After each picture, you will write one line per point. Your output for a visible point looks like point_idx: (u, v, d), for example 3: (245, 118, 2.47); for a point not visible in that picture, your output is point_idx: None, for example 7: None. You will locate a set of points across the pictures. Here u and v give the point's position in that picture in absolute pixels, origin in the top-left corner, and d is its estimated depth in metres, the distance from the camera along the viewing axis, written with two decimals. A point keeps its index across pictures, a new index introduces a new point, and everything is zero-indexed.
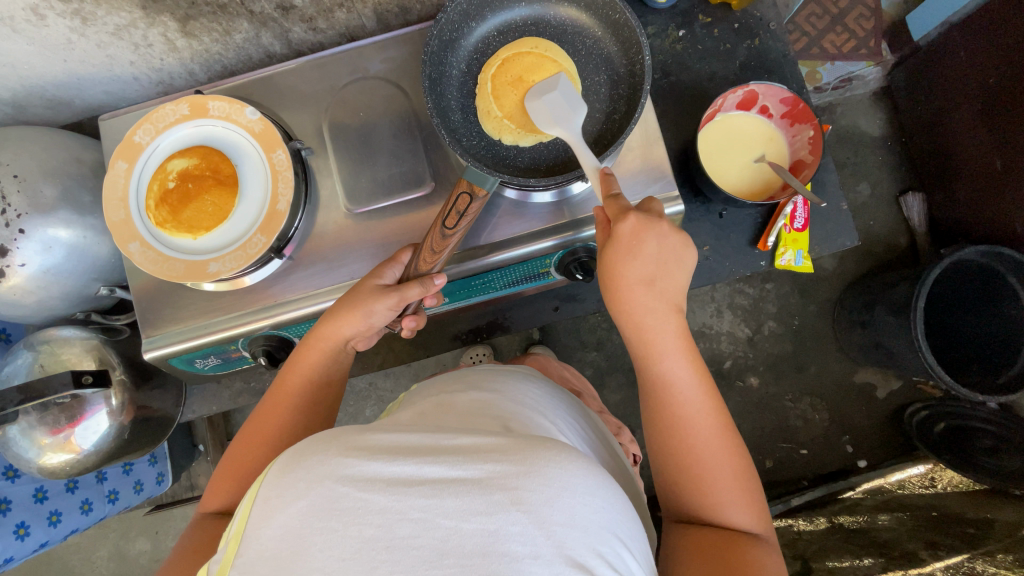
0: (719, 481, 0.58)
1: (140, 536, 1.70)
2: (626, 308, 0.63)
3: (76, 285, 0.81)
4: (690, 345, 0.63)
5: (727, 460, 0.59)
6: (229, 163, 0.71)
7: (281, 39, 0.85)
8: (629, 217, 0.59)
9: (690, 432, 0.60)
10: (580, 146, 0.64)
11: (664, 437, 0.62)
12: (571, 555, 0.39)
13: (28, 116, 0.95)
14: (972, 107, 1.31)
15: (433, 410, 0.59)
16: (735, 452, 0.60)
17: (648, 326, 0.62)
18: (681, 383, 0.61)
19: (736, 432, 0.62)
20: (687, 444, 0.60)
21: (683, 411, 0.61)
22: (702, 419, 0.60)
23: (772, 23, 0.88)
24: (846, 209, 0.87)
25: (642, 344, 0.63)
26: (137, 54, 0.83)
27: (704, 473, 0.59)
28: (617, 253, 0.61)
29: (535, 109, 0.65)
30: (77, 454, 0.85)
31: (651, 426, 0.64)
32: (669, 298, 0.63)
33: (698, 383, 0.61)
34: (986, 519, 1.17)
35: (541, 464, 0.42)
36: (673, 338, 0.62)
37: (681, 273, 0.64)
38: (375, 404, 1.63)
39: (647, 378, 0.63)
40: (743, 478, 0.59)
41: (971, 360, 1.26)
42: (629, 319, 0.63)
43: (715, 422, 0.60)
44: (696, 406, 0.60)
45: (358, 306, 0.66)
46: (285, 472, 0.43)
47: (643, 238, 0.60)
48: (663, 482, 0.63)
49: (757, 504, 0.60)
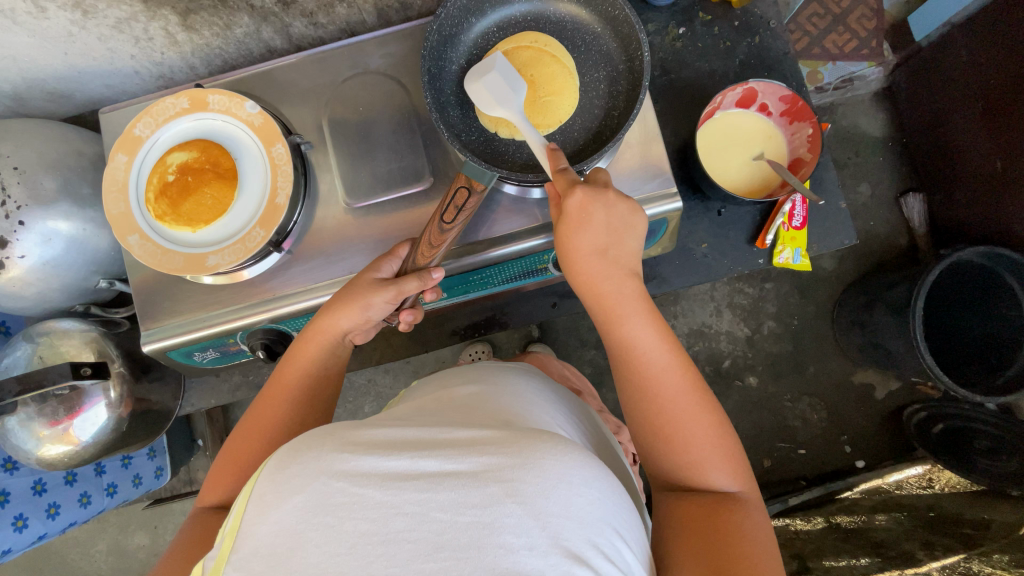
0: (693, 438, 0.58)
1: (139, 530, 1.71)
2: (586, 280, 0.63)
3: (75, 277, 0.81)
4: (650, 308, 0.63)
5: (700, 417, 0.59)
6: (228, 157, 0.71)
7: (282, 33, 0.85)
8: (575, 191, 0.59)
9: (658, 394, 0.60)
10: (524, 125, 0.62)
11: (635, 405, 0.62)
12: (567, 546, 0.39)
13: (29, 109, 0.95)
14: (973, 107, 1.30)
15: (431, 403, 0.59)
16: (708, 407, 0.60)
17: (609, 295, 0.62)
18: (644, 347, 0.61)
19: (706, 386, 0.61)
20: (656, 406, 0.60)
21: (649, 374, 0.61)
22: (668, 379, 0.60)
23: (772, 22, 0.89)
24: (845, 207, 0.87)
25: (604, 314, 0.63)
26: (138, 48, 0.83)
27: (676, 434, 0.59)
28: (567, 227, 0.62)
29: (477, 91, 0.62)
30: (76, 446, 0.85)
31: (622, 394, 0.64)
32: (624, 265, 0.63)
33: (665, 348, 0.61)
34: (984, 519, 1.17)
35: (537, 456, 0.43)
36: (633, 303, 0.62)
37: (634, 236, 0.64)
38: (374, 401, 1.64)
39: (614, 348, 0.64)
40: (719, 433, 0.59)
41: (969, 359, 1.26)
42: (590, 291, 0.63)
43: (683, 380, 0.60)
44: (662, 367, 0.61)
45: (356, 299, 0.66)
46: (280, 469, 0.43)
47: (590, 210, 0.60)
48: (644, 451, 0.63)
49: (738, 461, 0.60)
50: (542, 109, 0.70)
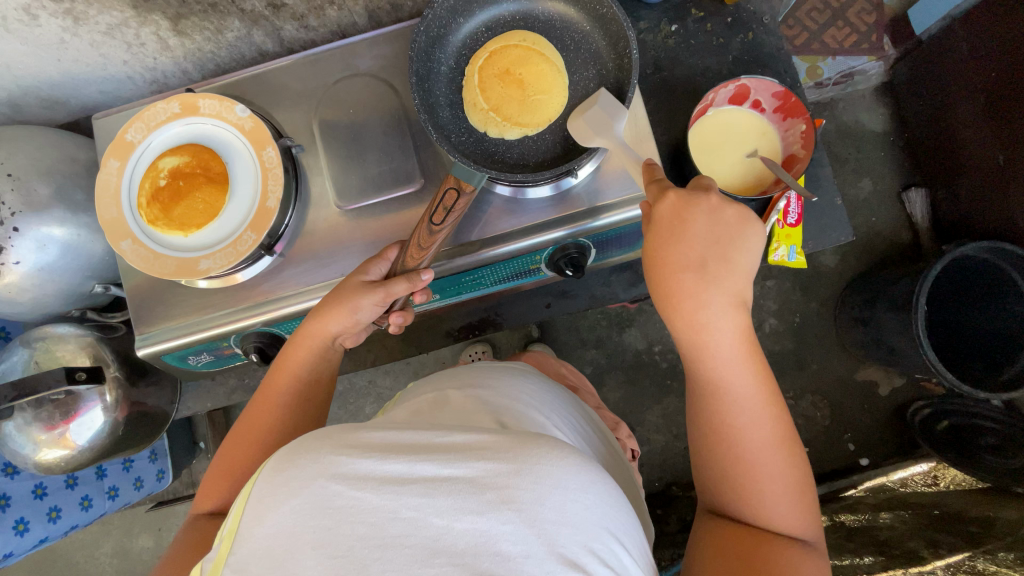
0: (770, 489, 0.57)
1: (143, 533, 1.72)
2: (679, 306, 0.58)
3: (71, 282, 0.81)
4: (746, 338, 0.58)
5: (781, 468, 0.57)
6: (219, 161, 0.72)
7: (273, 36, 0.85)
8: (668, 195, 0.58)
9: (742, 437, 0.58)
10: (623, 148, 0.64)
11: (711, 441, 0.60)
12: (562, 552, 0.38)
13: (25, 116, 0.95)
14: (975, 101, 1.29)
15: (429, 407, 0.59)
16: (791, 458, 0.58)
17: (706, 327, 0.57)
18: (738, 387, 0.58)
19: (793, 436, 0.59)
20: (736, 449, 0.58)
21: (737, 414, 0.58)
22: (756, 424, 0.58)
23: (765, 18, 0.88)
24: (841, 204, 0.86)
25: (693, 341, 0.59)
26: (130, 53, 0.83)
27: (751, 480, 0.57)
28: (656, 237, 0.59)
29: (575, 125, 0.66)
30: (72, 450, 0.85)
31: (699, 424, 0.62)
32: (729, 291, 0.57)
33: (754, 381, 0.58)
34: (989, 517, 1.15)
35: (533, 462, 0.43)
36: (735, 337, 0.58)
37: (743, 257, 0.58)
38: (375, 402, 1.64)
39: (700, 379, 0.60)
40: (796, 485, 0.58)
41: (973, 356, 1.24)
42: (682, 317, 0.58)
43: (771, 429, 0.58)
44: (752, 410, 0.58)
45: (344, 302, 0.66)
46: (278, 471, 0.43)
47: (688, 217, 0.58)
48: (704, 475, 0.62)
49: (808, 500, 0.58)
50: (532, 107, 0.70)
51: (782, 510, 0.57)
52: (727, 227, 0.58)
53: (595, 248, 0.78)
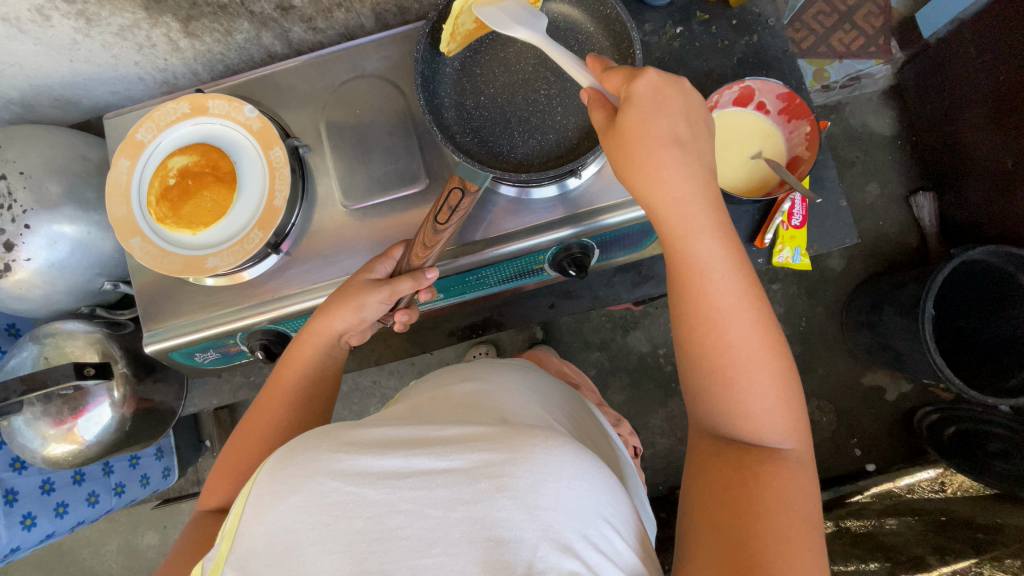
0: (756, 387, 0.50)
1: (148, 530, 1.73)
2: (651, 178, 0.53)
3: (81, 279, 0.83)
4: (726, 230, 0.52)
5: (767, 363, 0.51)
6: (227, 160, 0.73)
7: (282, 38, 0.86)
8: (646, 71, 0.52)
9: (727, 328, 0.51)
10: (546, 42, 0.62)
11: (692, 340, 0.52)
12: (557, 537, 0.39)
13: (38, 115, 0.97)
14: (984, 103, 1.28)
15: (428, 402, 0.59)
16: (779, 355, 0.52)
17: (683, 203, 0.52)
18: (720, 269, 0.51)
19: (779, 330, 0.53)
20: (723, 342, 0.51)
21: (720, 301, 0.51)
22: (740, 314, 0.51)
23: (771, 20, 0.88)
24: (846, 206, 0.86)
25: (672, 228, 0.52)
26: (141, 54, 0.85)
27: (737, 377, 0.50)
28: (634, 114, 0.52)
29: (493, 15, 0.65)
30: (80, 445, 0.86)
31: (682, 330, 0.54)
32: (699, 164, 0.53)
33: (740, 277, 0.51)
34: (996, 523, 1.14)
35: (527, 450, 0.43)
36: (708, 213, 0.52)
37: (706, 141, 0.55)
38: (379, 402, 1.64)
39: (675, 265, 0.53)
40: (784, 382, 0.51)
41: (981, 361, 1.23)
42: (655, 191, 0.53)
43: (758, 319, 0.51)
44: (735, 297, 0.51)
45: (350, 300, 0.66)
46: (277, 469, 0.43)
47: (663, 94, 0.52)
48: (690, 392, 0.55)
49: (796, 416, 0.52)
50: None
51: (766, 411, 0.51)
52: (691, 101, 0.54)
53: (599, 248, 0.78)
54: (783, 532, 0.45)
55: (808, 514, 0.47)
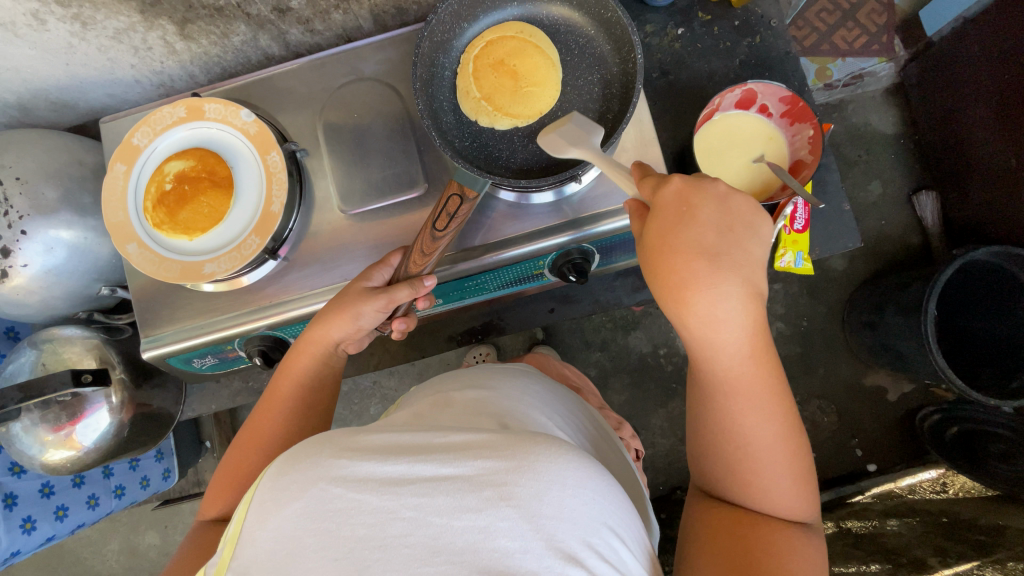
0: (774, 488, 0.55)
1: (149, 530, 1.73)
2: (689, 300, 0.52)
3: (78, 284, 0.82)
4: (757, 333, 0.54)
5: (785, 462, 0.55)
6: (224, 165, 0.72)
7: (279, 41, 0.85)
8: (675, 183, 0.53)
9: (749, 436, 0.55)
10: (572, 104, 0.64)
11: (715, 438, 0.57)
12: (560, 547, 0.38)
13: (35, 119, 0.96)
14: (988, 103, 1.27)
15: (430, 409, 0.59)
16: (796, 453, 0.56)
17: (713, 317, 0.53)
18: (749, 387, 0.54)
19: (797, 424, 0.57)
20: (744, 450, 0.55)
21: (741, 402, 0.55)
22: (760, 411, 0.55)
23: (773, 21, 0.87)
24: (848, 209, 0.85)
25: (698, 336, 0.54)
26: (137, 57, 0.84)
27: (756, 476, 0.55)
28: (672, 232, 0.53)
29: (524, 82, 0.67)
30: (78, 451, 0.86)
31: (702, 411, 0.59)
32: (745, 284, 0.52)
33: (763, 374, 0.54)
34: (998, 525, 1.14)
35: (530, 459, 0.42)
36: (746, 333, 0.53)
37: (756, 245, 0.53)
38: (379, 403, 1.64)
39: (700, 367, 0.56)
40: (800, 479, 0.56)
41: (983, 363, 1.22)
42: (695, 315, 0.52)
43: (779, 426, 0.55)
44: (760, 409, 0.55)
45: (347, 309, 0.66)
46: (279, 476, 0.43)
47: (692, 206, 0.53)
48: (706, 460, 0.60)
49: (807, 483, 0.57)
50: (523, 99, 0.70)
51: (783, 504, 0.55)
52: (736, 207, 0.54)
53: (600, 253, 0.78)
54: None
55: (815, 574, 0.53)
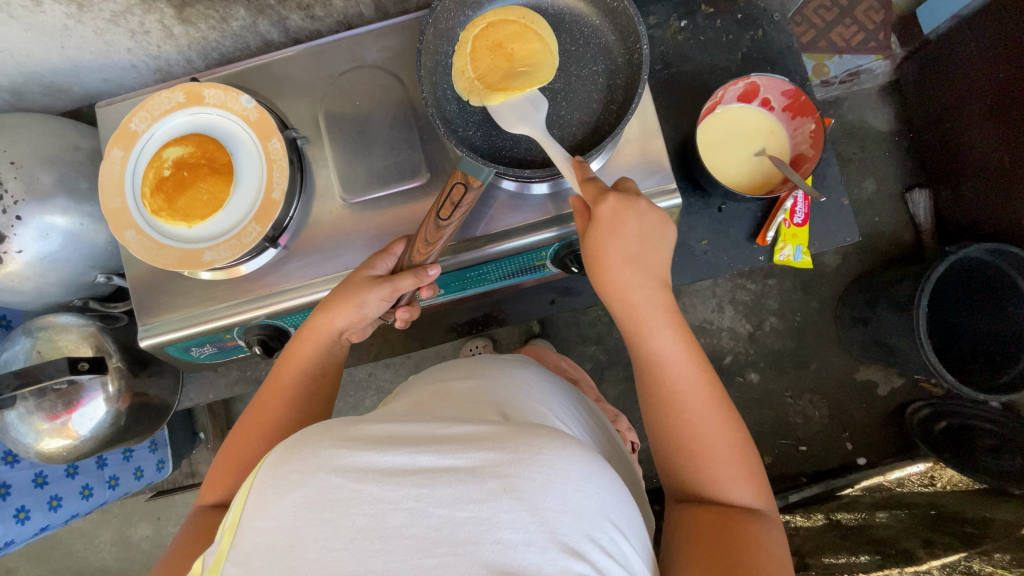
0: (716, 456, 0.57)
1: (142, 522, 1.72)
2: (615, 287, 0.61)
3: (73, 271, 0.81)
4: (677, 320, 0.61)
5: (724, 432, 0.58)
6: (224, 152, 0.71)
7: (279, 26, 0.84)
8: (607, 198, 0.58)
9: (684, 413, 0.59)
10: (546, 139, 0.65)
11: (653, 419, 0.61)
12: (564, 540, 0.38)
13: (27, 103, 0.95)
14: (982, 101, 1.28)
15: (428, 399, 0.59)
16: (733, 428, 0.59)
17: (636, 303, 0.61)
18: (674, 363, 0.60)
19: (730, 399, 0.60)
20: (679, 426, 0.59)
21: (675, 385, 0.60)
22: (693, 393, 0.59)
23: (776, 15, 0.87)
24: (847, 204, 0.86)
25: (630, 322, 0.62)
26: (134, 41, 0.82)
27: (699, 447, 0.58)
28: (600, 235, 0.60)
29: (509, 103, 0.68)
30: (74, 439, 0.85)
31: (647, 408, 0.63)
32: (654, 274, 0.62)
33: (689, 359, 0.60)
34: (985, 517, 1.17)
35: (533, 451, 0.42)
36: (664, 315, 0.61)
37: (665, 246, 0.63)
38: (375, 395, 1.64)
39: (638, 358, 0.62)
40: (741, 454, 0.58)
41: (973, 358, 1.24)
42: (618, 299, 0.62)
43: (709, 399, 0.59)
44: (688, 382, 0.59)
45: (351, 297, 0.66)
46: (279, 465, 0.43)
47: (623, 212, 0.59)
48: (660, 461, 0.62)
49: (757, 476, 0.58)
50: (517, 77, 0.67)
51: (730, 474, 0.57)
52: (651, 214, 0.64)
53: None
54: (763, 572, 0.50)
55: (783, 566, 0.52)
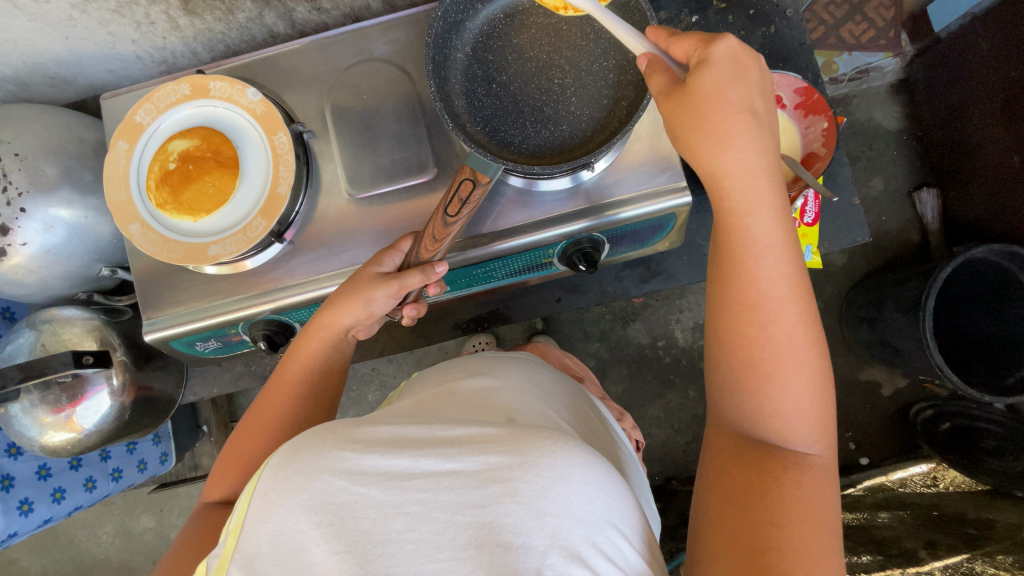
0: (790, 385, 0.51)
1: (145, 513, 1.73)
2: (721, 152, 0.52)
3: (78, 264, 0.81)
4: (783, 209, 0.53)
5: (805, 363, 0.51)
6: (229, 145, 0.70)
7: (285, 18, 0.83)
8: (728, 42, 0.52)
9: (778, 317, 0.51)
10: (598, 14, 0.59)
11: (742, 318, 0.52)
12: (565, 545, 0.38)
13: (32, 94, 0.94)
14: (993, 101, 1.26)
15: (433, 400, 0.58)
16: (818, 350, 0.52)
17: (746, 173, 0.52)
18: (778, 255, 0.52)
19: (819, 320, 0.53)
20: (767, 332, 0.51)
21: (775, 281, 0.51)
22: (791, 295, 0.51)
23: (788, 11, 0.86)
24: (859, 203, 0.85)
25: (729, 197, 0.53)
26: (139, 32, 0.82)
27: (780, 364, 0.51)
28: (715, 82, 0.52)
29: None
30: (79, 433, 0.85)
31: (726, 304, 0.53)
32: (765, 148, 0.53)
33: (792, 260, 0.52)
34: (989, 519, 1.17)
35: (534, 454, 0.42)
36: (772, 196, 0.52)
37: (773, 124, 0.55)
38: (378, 390, 1.64)
39: (729, 241, 0.53)
40: (819, 383, 0.52)
41: (979, 360, 1.23)
42: (723, 166, 0.52)
43: (803, 308, 0.52)
44: (788, 282, 0.51)
45: (358, 294, 0.65)
46: (283, 466, 0.42)
47: (738, 70, 0.52)
48: (727, 378, 0.54)
49: (826, 415, 0.53)
50: None
51: (798, 412, 0.51)
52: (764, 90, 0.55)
53: (609, 243, 0.77)
54: (806, 541, 0.45)
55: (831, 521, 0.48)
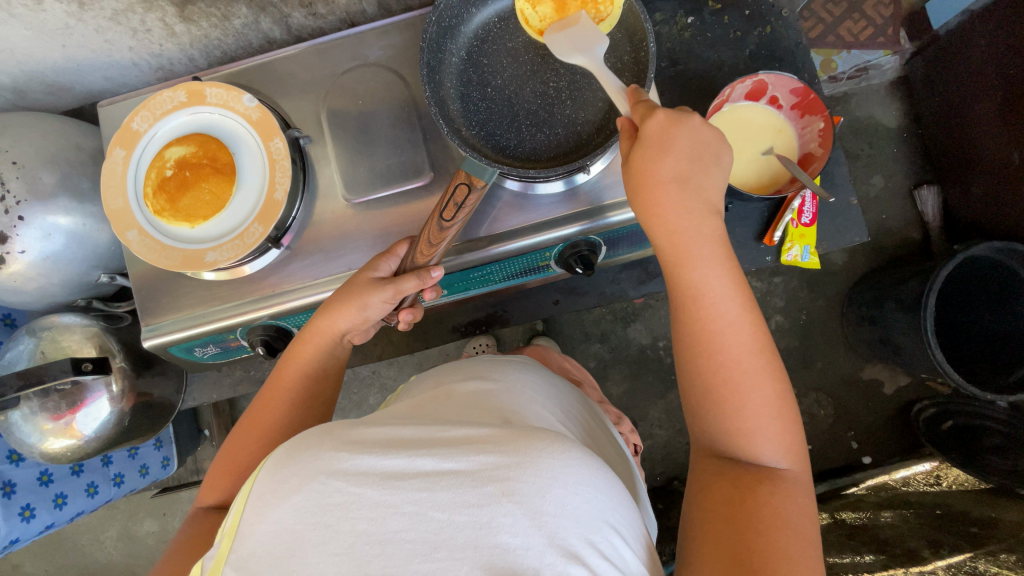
0: (746, 417, 0.52)
1: (147, 517, 1.73)
2: (659, 210, 0.56)
3: (76, 272, 0.81)
4: (726, 252, 0.55)
5: (764, 384, 0.53)
6: (226, 151, 0.71)
7: (281, 24, 0.83)
8: (657, 113, 0.54)
9: (724, 354, 0.53)
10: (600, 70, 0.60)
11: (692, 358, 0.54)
12: (563, 544, 0.38)
13: (30, 102, 0.95)
14: (990, 97, 1.25)
15: (430, 401, 0.58)
16: (774, 377, 0.53)
17: (683, 228, 0.55)
18: (722, 296, 0.54)
19: (774, 347, 0.54)
20: (717, 366, 0.53)
21: (721, 322, 0.53)
22: (739, 332, 0.53)
23: (784, 11, 0.86)
24: (857, 203, 0.85)
25: (673, 250, 0.55)
26: (135, 40, 0.82)
27: (732, 398, 0.52)
28: (645, 154, 0.55)
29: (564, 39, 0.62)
30: (79, 440, 0.86)
31: (681, 347, 0.56)
32: (705, 200, 0.56)
33: (738, 298, 0.54)
34: (992, 518, 1.15)
35: (532, 455, 0.42)
36: (713, 243, 0.55)
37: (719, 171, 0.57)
38: (379, 392, 1.64)
39: (676, 290, 0.56)
40: (779, 409, 0.53)
41: (981, 358, 1.23)
42: (660, 224, 0.56)
43: (752, 340, 0.53)
44: (734, 318, 0.53)
45: (353, 299, 0.66)
46: (278, 469, 0.43)
47: (672, 132, 0.54)
48: (689, 411, 0.57)
49: (793, 436, 0.53)
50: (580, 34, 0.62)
51: (761, 437, 0.52)
52: (704, 139, 0.56)
53: (606, 245, 0.77)
54: (787, 549, 0.46)
55: (807, 537, 0.48)
